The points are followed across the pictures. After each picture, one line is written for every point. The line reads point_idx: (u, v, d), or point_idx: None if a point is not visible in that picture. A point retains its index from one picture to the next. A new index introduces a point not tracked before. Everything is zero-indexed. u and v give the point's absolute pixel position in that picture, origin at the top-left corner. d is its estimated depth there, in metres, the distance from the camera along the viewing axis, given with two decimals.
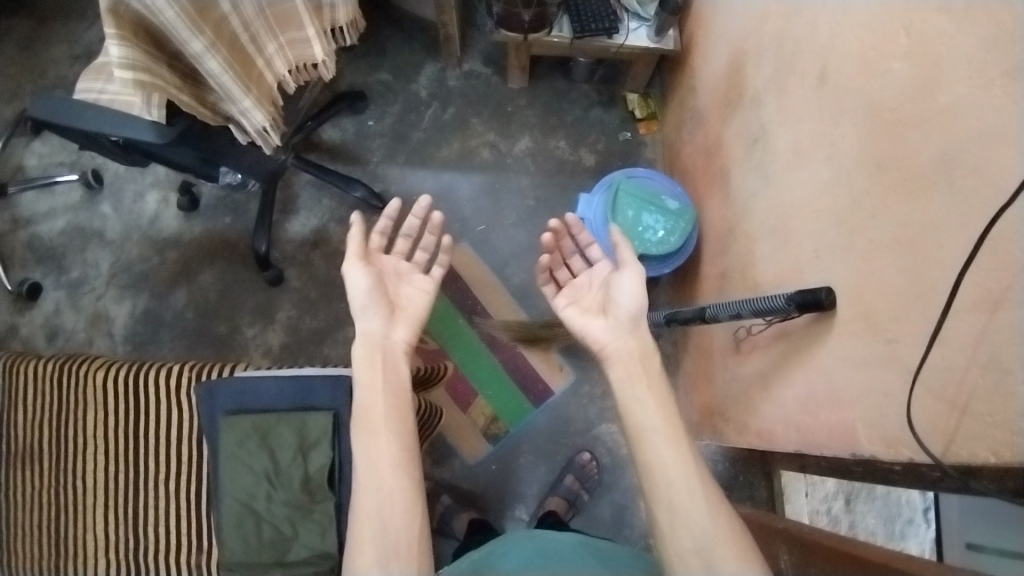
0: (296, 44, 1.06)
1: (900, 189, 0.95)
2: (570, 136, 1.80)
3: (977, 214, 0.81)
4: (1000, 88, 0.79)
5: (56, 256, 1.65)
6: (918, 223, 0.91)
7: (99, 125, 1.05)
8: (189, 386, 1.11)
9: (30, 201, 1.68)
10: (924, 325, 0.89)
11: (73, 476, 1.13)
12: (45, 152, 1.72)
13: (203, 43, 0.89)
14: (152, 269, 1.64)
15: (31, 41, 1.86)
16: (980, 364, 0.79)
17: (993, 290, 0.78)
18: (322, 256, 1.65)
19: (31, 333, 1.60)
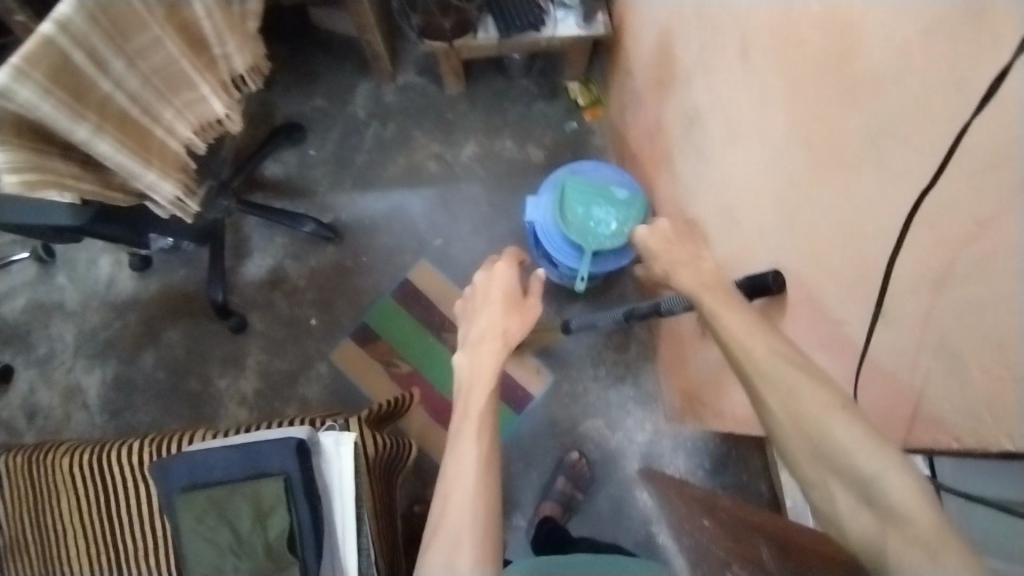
0: (194, 105, 1.04)
1: (831, 164, 0.90)
2: (516, 134, 1.77)
3: (905, 188, 0.75)
4: (917, 50, 0.70)
5: (21, 335, 1.64)
6: (851, 200, 0.86)
7: (24, 216, 1.06)
8: (147, 463, 1.10)
9: None
10: (866, 306, 0.86)
11: (54, 565, 1.13)
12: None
13: (89, 128, 0.86)
14: (116, 333, 1.63)
15: None
16: (929, 349, 0.75)
17: (931, 270, 0.72)
18: (283, 295, 1.65)
19: (9, 415, 1.60)
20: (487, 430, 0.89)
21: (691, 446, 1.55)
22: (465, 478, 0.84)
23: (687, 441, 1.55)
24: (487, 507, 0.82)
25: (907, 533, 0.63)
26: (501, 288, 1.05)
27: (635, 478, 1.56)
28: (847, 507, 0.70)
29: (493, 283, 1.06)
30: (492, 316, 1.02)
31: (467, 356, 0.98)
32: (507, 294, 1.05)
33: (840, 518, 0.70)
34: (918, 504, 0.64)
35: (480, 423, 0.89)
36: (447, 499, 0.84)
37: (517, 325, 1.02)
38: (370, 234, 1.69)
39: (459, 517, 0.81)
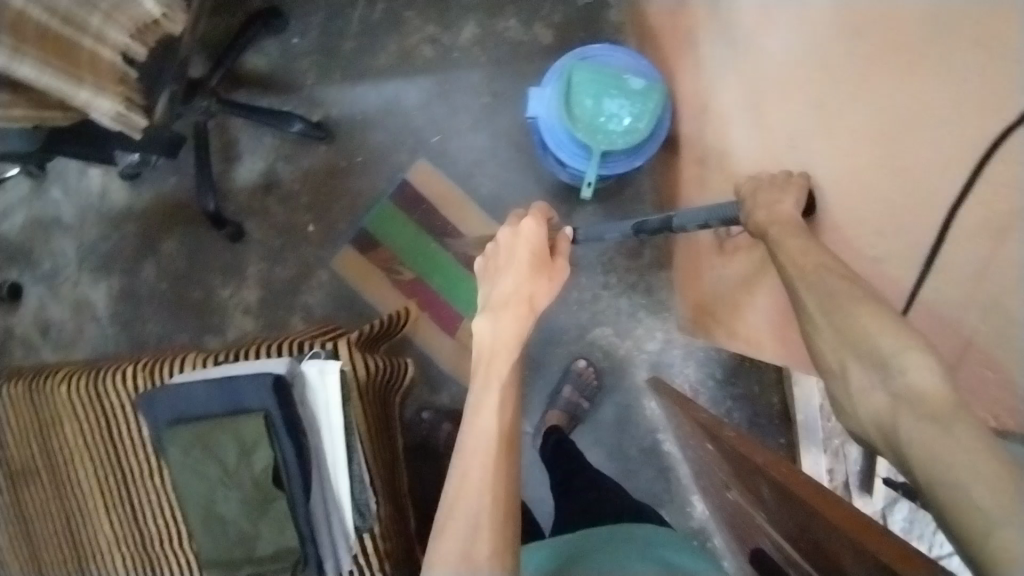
0: (123, 6, 0.93)
1: (887, 61, 0.75)
2: (520, 12, 1.59)
3: (993, 89, 0.61)
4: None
5: (24, 251, 1.63)
6: (909, 107, 0.72)
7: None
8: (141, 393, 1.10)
9: None
10: (915, 246, 0.74)
11: (72, 483, 1.18)
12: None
13: (5, 53, 0.76)
14: (116, 246, 1.60)
15: None
16: (980, 307, 0.65)
17: (1002, 211, 0.61)
18: (278, 200, 1.58)
19: (26, 331, 1.62)
20: (510, 404, 0.82)
21: (702, 356, 1.50)
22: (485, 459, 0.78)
23: (698, 351, 1.51)
24: (507, 494, 0.76)
25: (921, 411, 0.55)
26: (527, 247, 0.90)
27: (644, 386, 1.53)
28: (862, 391, 0.62)
29: (523, 237, 0.91)
30: (512, 279, 0.88)
31: (489, 322, 0.86)
32: (535, 252, 0.90)
33: (856, 412, 0.62)
34: (934, 382, 0.56)
35: (502, 398, 0.82)
36: (463, 478, 0.77)
37: (545, 292, 0.88)
38: (364, 131, 1.59)
39: (477, 501, 0.75)
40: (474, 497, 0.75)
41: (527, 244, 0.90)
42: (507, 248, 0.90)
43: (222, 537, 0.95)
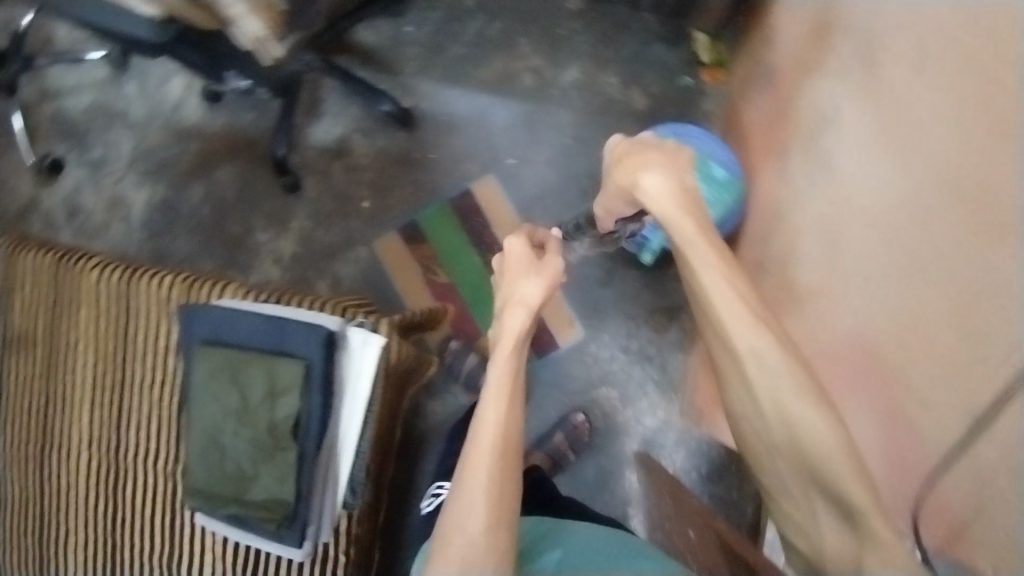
0: None
1: (971, 231, 0.80)
2: (623, 74, 1.65)
3: None
4: None
5: (81, 133, 1.66)
6: (982, 280, 0.77)
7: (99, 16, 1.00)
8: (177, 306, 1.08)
9: (58, 74, 1.70)
10: (967, 406, 0.78)
11: (64, 366, 1.17)
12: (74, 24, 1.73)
13: None
14: (172, 158, 1.62)
15: None
16: (1008, 471, 0.70)
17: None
18: (343, 167, 1.61)
19: (52, 207, 1.64)
20: (507, 389, 0.86)
21: (693, 447, 1.52)
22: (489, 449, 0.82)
23: (692, 441, 1.52)
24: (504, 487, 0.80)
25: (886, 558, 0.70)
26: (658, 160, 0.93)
27: (631, 457, 1.53)
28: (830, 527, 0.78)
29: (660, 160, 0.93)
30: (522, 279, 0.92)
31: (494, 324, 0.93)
32: (678, 200, 0.91)
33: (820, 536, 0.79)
34: None
35: (500, 387, 0.86)
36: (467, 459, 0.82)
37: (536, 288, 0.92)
38: (445, 131, 1.62)
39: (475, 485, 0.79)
40: (474, 487, 0.79)
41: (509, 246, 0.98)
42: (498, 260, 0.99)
43: (216, 468, 0.94)
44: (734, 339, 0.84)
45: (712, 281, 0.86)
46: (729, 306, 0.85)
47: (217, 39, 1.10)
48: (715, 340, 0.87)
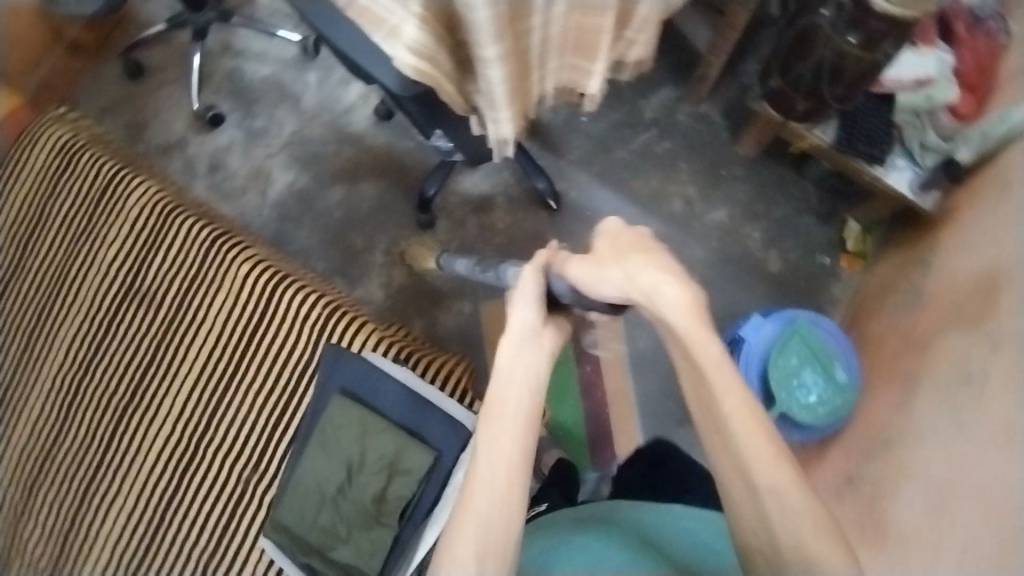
0: (576, 72, 0.96)
1: None
2: (768, 232, 1.66)
3: None
4: None
5: (250, 98, 1.74)
6: None
7: (354, 49, 0.97)
8: (328, 343, 1.10)
9: (247, 37, 1.76)
10: None
11: (182, 340, 1.18)
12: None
13: (496, 52, 0.80)
14: (326, 154, 1.71)
15: None
16: None
17: None
18: (478, 223, 1.64)
19: (196, 155, 1.71)
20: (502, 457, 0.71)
21: None
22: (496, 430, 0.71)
23: None
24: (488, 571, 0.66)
25: None
26: (652, 289, 0.71)
27: None
28: None
29: (647, 286, 0.72)
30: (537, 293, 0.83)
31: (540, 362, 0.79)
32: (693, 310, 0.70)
33: None
34: None
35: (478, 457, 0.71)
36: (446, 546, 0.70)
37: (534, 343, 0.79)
38: (584, 226, 1.65)
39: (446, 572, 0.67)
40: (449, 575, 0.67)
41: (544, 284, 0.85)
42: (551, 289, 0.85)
43: (310, 516, 0.94)
44: (739, 438, 0.68)
45: (721, 378, 0.68)
46: (741, 435, 0.67)
47: (436, 101, 1.08)
48: (707, 423, 0.71)
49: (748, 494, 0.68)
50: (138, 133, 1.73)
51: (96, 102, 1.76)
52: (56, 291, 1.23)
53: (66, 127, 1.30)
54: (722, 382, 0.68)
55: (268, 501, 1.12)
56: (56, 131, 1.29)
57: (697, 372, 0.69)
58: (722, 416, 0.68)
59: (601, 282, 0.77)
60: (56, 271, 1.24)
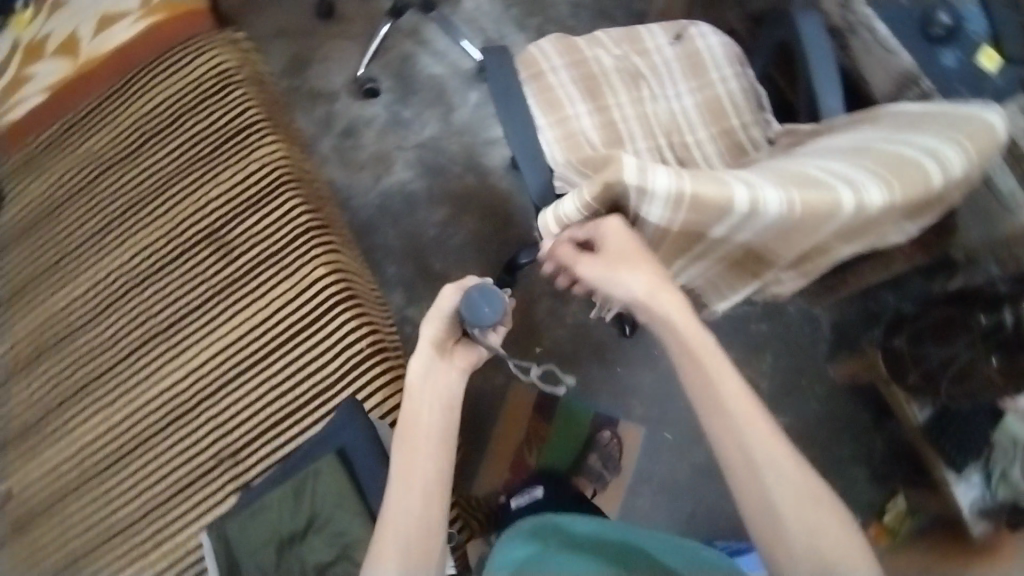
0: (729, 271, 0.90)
1: None
2: (815, 464, 1.57)
3: None
4: None
5: (411, 87, 1.77)
6: None
7: (518, 143, 1.08)
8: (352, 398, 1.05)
9: (437, 34, 1.81)
10: None
11: (230, 303, 1.16)
12: (484, 11, 1.83)
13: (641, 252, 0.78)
14: (449, 170, 1.71)
15: None
16: None
17: None
18: (548, 307, 1.60)
19: (339, 114, 1.76)
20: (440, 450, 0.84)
21: None
22: (414, 445, 0.83)
23: None
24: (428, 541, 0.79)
25: None
26: (651, 287, 0.79)
27: None
28: None
29: (648, 287, 0.79)
30: (439, 328, 0.91)
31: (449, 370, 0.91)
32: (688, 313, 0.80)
33: None
34: None
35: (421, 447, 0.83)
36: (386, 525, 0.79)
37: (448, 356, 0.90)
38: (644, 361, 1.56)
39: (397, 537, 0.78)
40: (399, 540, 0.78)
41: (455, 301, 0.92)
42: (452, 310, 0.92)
43: (251, 544, 0.94)
44: (737, 420, 0.76)
45: (727, 384, 0.78)
46: (740, 412, 0.76)
47: None
48: (706, 411, 0.78)
49: (746, 468, 0.74)
50: (299, 68, 1.80)
51: (279, 22, 1.84)
52: (150, 197, 1.24)
53: (234, 54, 1.32)
54: (719, 372, 0.78)
55: (230, 495, 1.09)
56: (224, 54, 1.31)
57: (694, 356, 0.79)
58: (724, 394, 0.77)
59: (617, 281, 0.80)
60: (159, 178, 1.25)
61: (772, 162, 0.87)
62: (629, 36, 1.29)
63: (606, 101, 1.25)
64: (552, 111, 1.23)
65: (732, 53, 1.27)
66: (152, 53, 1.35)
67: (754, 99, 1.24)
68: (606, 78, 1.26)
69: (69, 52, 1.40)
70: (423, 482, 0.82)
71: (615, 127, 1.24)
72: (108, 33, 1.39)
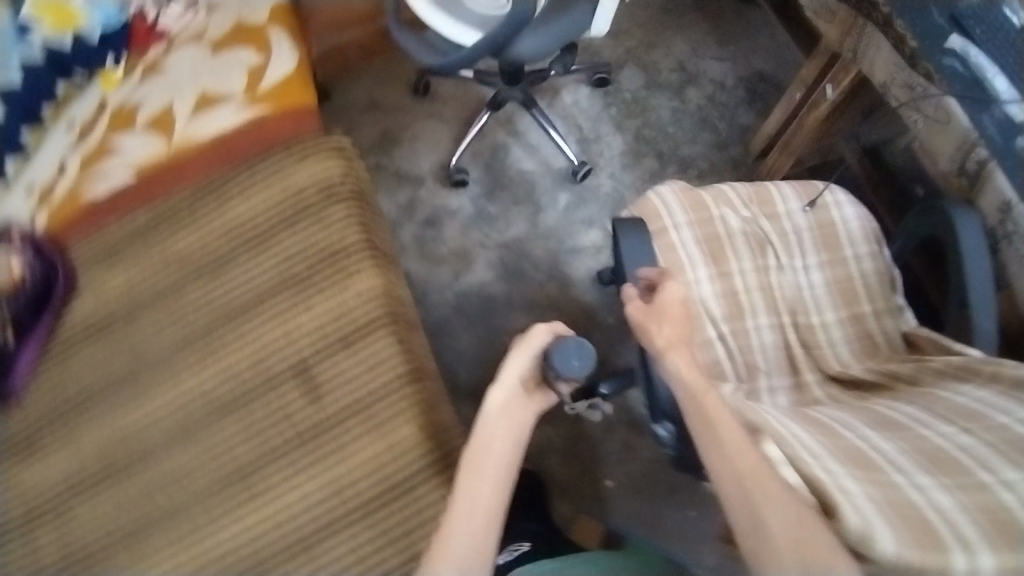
0: None
1: None
2: None
3: None
4: None
5: (499, 182, 1.71)
6: None
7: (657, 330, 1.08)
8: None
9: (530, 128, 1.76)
10: None
11: (314, 451, 1.08)
12: (582, 108, 1.76)
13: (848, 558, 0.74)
14: (531, 275, 1.64)
15: (685, 33, 1.84)
16: None
17: None
18: (623, 436, 1.55)
19: (424, 202, 1.70)
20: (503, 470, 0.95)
21: None
22: (477, 472, 0.92)
23: None
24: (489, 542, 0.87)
25: None
26: (665, 346, 0.95)
27: None
28: None
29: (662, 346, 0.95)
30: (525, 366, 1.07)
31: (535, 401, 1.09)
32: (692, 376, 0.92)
33: None
34: None
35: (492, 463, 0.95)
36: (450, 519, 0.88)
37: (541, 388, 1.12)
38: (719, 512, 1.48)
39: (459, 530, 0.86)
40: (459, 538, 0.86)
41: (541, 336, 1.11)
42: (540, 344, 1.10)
43: None
44: (727, 449, 0.78)
45: (729, 438, 0.80)
46: (731, 443, 0.79)
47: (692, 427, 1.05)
48: (703, 440, 0.82)
49: (739, 488, 0.74)
50: (387, 146, 1.74)
51: (372, 92, 1.78)
52: (240, 315, 1.18)
53: (340, 165, 1.26)
54: (728, 432, 0.81)
55: None
56: (330, 166, 1.26)
57: (696, 404, 0.86)
58: (710, 427, 0.82)
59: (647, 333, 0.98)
60: (252, 294, 1.19)
61: (932, 440, 0.82)
62: (759, 197, 1.21)
63: (728, 265, 1.17)
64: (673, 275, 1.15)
65: (869, 229, 1.20)
66: (251, 151, 1.28)
67: (889, 284, 1.17)
68: (731, 240, 1.18)
69: (164, 132, 1.31)
70: (485, 509, 0.89)
71: (736, 297, 1.16)
72: (207, 116, 1.30)
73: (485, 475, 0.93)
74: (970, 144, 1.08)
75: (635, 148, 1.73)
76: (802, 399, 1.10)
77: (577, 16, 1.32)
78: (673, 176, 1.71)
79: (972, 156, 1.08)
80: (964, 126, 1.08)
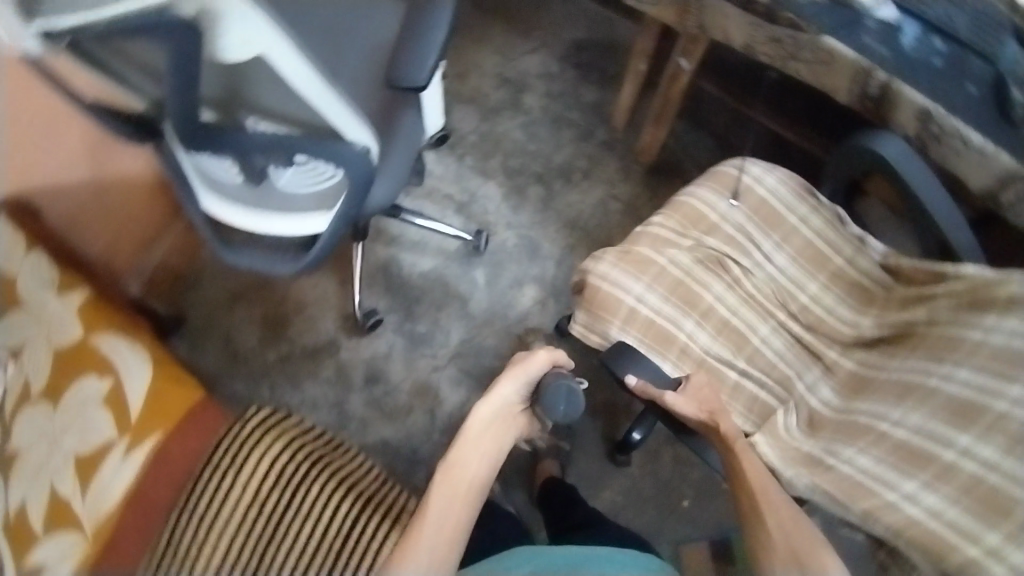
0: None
1: None
2: None
3: None
4: None
5: (410, 297, 1.56)
6: None
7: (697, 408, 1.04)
8: None
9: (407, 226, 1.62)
10: None
11: None
12: (439, 175, 1.61)
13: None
14: (499, 368, 1.51)
15: (486, 43, 1.72)
16: None
17: None
18: (671, 456, 1.51)
19: (351, 362, 1.52)
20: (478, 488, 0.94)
21: None
22: (454, 488, 0.92)
23: None
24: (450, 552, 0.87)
25: None
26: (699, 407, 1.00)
27: None
28: None
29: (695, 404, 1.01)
30: (518, 392, 1.03)
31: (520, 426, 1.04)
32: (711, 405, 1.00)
33: None
34: None
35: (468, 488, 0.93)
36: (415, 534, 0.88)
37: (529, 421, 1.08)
38: None
39: (430, 548, 0.86)
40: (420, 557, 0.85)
41: (539, 364, 1.05)
42: (536, 367, 1.04)
43: None
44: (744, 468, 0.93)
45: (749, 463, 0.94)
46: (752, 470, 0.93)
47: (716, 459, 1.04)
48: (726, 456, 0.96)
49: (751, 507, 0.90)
50: (278, 331, 1.54)
51: (228, 285, 1.58)
52: None
53: (280, 441, 1.11)
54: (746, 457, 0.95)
55: None
56: (270, 449, 1.10)
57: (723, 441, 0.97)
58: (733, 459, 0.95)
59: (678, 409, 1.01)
60: None
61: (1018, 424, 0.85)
62: (687, 217, 1.15)
63: (705, 300, 1.11)
64: (666, 348, 1.08)
65: (796, 185, 1.17)
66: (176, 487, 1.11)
67: (840, 223, 1.14)
68: (692, 277, 1.12)
69: (66, 528, 1.07)
70: (453, 521, 0.90)
71: (731, 326, 1.10)
72: (95, 487, 1.07)
73: (460, 489, 0.92)
74: (864, 71, 1.04)
75: (513, 184, 1.61)
76: (842, 382, 1.08)
77: (406, 129, 1.16)
78: (563, 188, 1.60)
79: (872, 81, 1.05)
80: (851, 56, 1.04)
